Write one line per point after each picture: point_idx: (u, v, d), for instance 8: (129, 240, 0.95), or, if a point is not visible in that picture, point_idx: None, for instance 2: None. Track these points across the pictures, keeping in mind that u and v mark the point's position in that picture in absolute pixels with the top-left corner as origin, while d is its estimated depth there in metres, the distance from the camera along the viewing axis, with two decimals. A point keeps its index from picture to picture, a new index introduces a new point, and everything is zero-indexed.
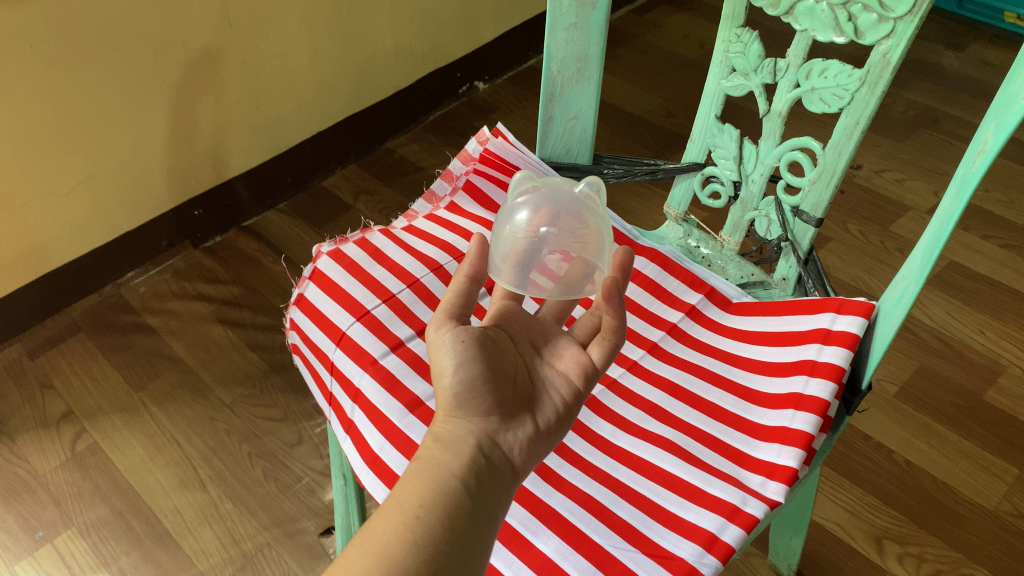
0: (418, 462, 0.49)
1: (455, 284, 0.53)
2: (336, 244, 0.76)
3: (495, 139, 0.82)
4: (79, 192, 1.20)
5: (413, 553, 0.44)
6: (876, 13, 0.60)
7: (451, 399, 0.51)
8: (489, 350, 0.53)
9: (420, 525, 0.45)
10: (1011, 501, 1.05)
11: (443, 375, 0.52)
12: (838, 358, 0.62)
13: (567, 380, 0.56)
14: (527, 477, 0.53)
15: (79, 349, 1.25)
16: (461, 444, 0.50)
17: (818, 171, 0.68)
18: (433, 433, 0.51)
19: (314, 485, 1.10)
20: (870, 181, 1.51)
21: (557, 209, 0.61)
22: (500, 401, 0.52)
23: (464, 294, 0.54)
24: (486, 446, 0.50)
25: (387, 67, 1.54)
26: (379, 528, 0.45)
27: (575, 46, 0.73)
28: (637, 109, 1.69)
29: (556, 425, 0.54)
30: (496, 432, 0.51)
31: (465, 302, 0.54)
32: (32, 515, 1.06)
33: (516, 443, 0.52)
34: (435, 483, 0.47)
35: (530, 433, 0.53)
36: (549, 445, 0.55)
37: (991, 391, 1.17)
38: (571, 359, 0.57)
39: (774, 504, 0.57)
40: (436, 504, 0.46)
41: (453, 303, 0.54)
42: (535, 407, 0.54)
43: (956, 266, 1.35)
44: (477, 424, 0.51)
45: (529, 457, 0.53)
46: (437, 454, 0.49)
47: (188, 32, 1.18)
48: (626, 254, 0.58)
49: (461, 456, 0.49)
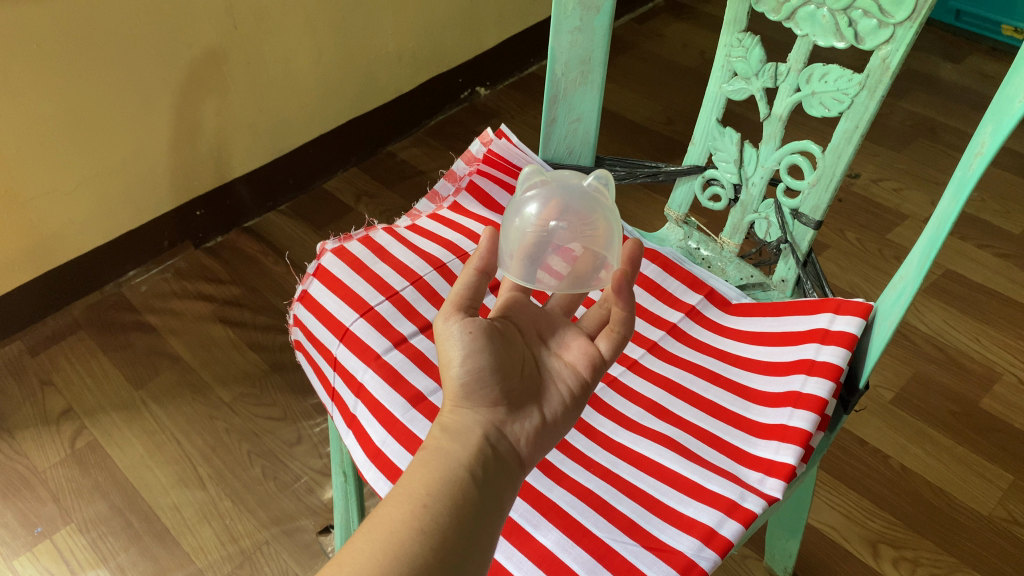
0: (425, 452, 0.50)
1: (464, 276, 0.54)
2: (341, 241, 0.77)
3: (499, 140, 0.83)
4: (82, 191, 1.21)
5: (420, 540, 0.45)
6: (876, 18, 0.61)
7: (459, 391, 0.52)
8: (497, 341, 0.54)
9: (427, 513, 0.46)
10: (1006, 507, 1.06)
11: (450, 365, 0.53)
12: (836, 358, 0.63)
13: (573, 370, 0.57)
14: (533, 467, 0.53)
15: (80, 346, 1.25)
16: (468, 434, 0.51)
17: (817, 174, 0.69)
18: (440, 423, 0.52)
19: (313, 484, 1.10)
20: (868, 190, 1.53)
21: (566, 204, 0.62)
22: (507, 392, 0.53)
23: (473, 286, 0.55)
24: (493, 436, 0.51)
25: (391, 71, 1.55)
26: (386, 516, 0.46)
27: (579, 49, 0.74)
28: (637, 116, 1.70)
29: (562, 416, 0.55)
30: (503, 422, 0.52)
31: (473, 294, 0.55)
32: (32, 511, 1.06)
33: (523, 433, 0.53)
34: (442, 473, 0.48)
35: (538, 424, 0.54)
36: (555, 437, 0.55)
37: (986, 398, 1.18)
38: (578, 351, 0.58)
39: (772, 500, 0.57)
40: (443, 493, 0.47)
41: (462, 295, 0.55)
42: (542, 399, 0.55)
43: (952, 274, 1.36)
44: (485, 415, 0.52)
45: (536, 448, 0.53)
46: (444, 444, 0.50)
47: (194, 33, 1.19)
48: (635, 246, 0.60)
49: (469, 447, 0.50)
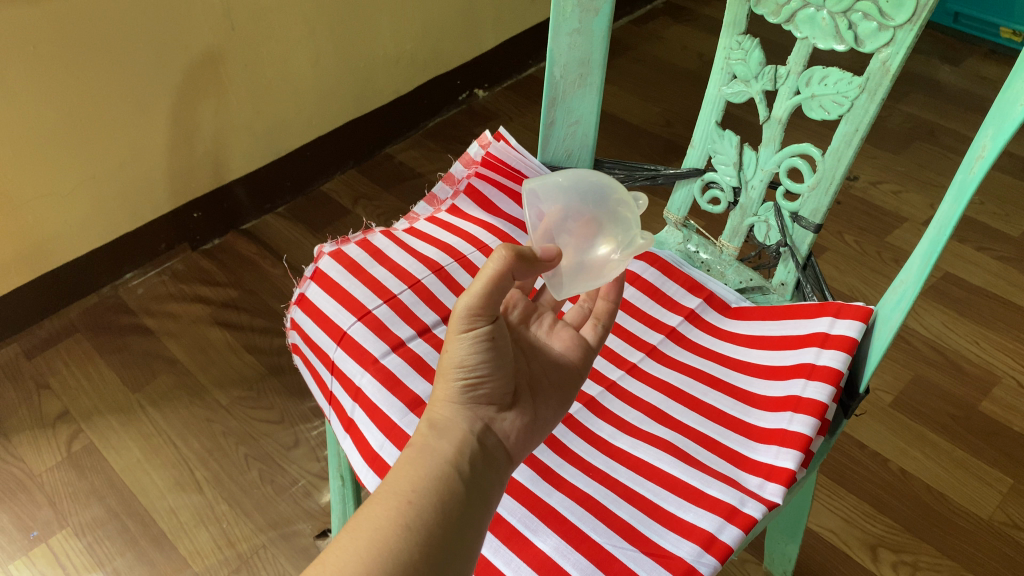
0: (412, 447, 0.49)
1: (498, 258, 0.48)
2: (338, 244, 0.76)
3: (498, 143, 0.83)
4: (79, 193, 1.20)
5: (406, 536, 0.44)
6: (876, 21, 0.61)
7: (453, 387, 0.51)
8: (503, 337, 0.52)
9: (412, 509, 0.45)
10: (1005, 511, 1.05)
11: (449, 360, 0.51)
12: (836, 362, 0.62)
13: (559, 363, 0.58)
14: (518, 463, 0.53)
15: (76, 349, 1.24)
16: (456, 430, 0.50)
17: (818, 177, 0.68)
18: (427, 419, 0.51)
19: (310, 487, 1.09)
20: (867, 192, 1.52)
21: (572, 202, 0.60)
22: (501, 390, 0.52)
23: (492, 287, 0.49)
24: (482, 433, 0.51)
25: (389, 72, 1.55)
26: (370, 513, 0.45)
27: (578, 51, 0.74)
28: (635, 119, 1.70)
29: (548, 414, 0.56)
30: (492, 418, 0.52)
31: (487, 299, 0.49)
32: (27, 515, 1.05)
33: (511, 430, 0.52)
34: (429, 470, 0.47)
35: (525, 420, 0.54)
36: (539, 435, 0.56)
37: (985, 401, 1.18)
38: (565, 343, 0.59)
39: (772, 506, 0.57)
40: (430, 490, 0.47)
41: (479, 293, 0.49)
42: (531, 396, 0.55)
43: (951, 277, 1.36)
44: (475, 411, 0.51)
45: (521, 444, 0.53)
46: (431, 441, 0.49)
47: (191, 35, 1.19)
48: None
49: (457, 443, 0.49)
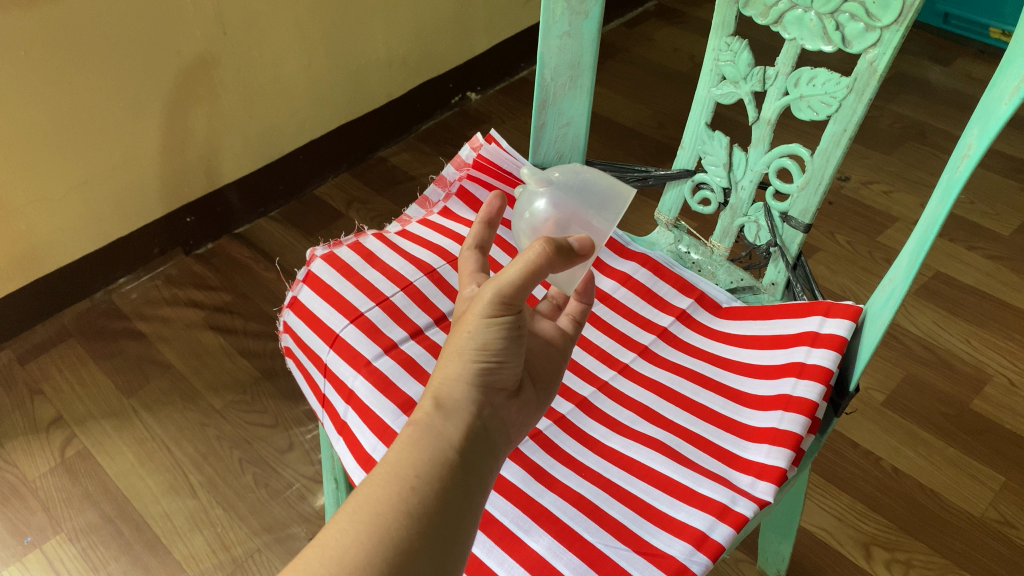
0: (416, 427, 0.48)
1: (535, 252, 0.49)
2: (330, 247, 0.76)
3: (489, 145, 0.82)
4: (71, 198, 1.20)
5: (406, 524, 0.44)
6: (864, 22, 0.61)
7: (466, 368, 0.50)
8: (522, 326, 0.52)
9: (414, 496, 0.45)
10: (997, 508, 1.06)
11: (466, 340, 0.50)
12: (826, 361, 0.63)
13: (549, 350, 0.59)
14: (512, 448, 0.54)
15: (69, 354, 1.24)
16: (464, 414, 0.49)
17: (806, 177, 0.69)
18: (433, 396, 0.50)
19: (304, 491, 1.09)
20: (858, 192, 1.53)
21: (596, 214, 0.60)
22: (507, 377, 0.52)
23: (524, 278, 0.49)
24: (487, 417, 0.51)
25: (382, 75, 1.55)
26: (371, 495, 0.45)
27: (568, 53, 0.74)
28: (627, 121, 1.70)
29: (541, 400, 0.56)
30: (497, 404, 0.52)
31: (516, 288, 0.49)
32: (21, 521, 1.05)
33: (511, 416, 0.53)
34: (433, 453, 0.47)
35: (524, 406, 0.54)
36: (533, 422, 0.56)
37: (978, 400, 1.18)
38: (553, 328, 0.61)
39: (764, 504, 0.57)
40: (432, 475, 0.46)
41: (509, 283, 0.49)
42: (529, 382, 0.55)
43: (942, 276, 1.37)
44: (483, 395, 0.51)
45: (518, 429, 0.53)
46: (438, 422, 0.49)
47: (181, 40, 1.19)
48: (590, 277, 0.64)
49: (462, 427, 0.49)
